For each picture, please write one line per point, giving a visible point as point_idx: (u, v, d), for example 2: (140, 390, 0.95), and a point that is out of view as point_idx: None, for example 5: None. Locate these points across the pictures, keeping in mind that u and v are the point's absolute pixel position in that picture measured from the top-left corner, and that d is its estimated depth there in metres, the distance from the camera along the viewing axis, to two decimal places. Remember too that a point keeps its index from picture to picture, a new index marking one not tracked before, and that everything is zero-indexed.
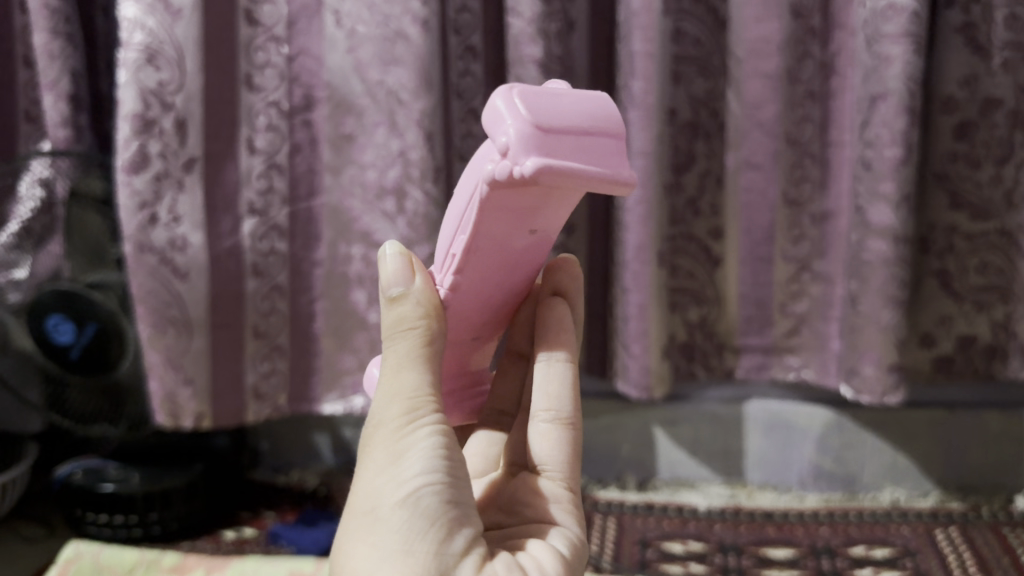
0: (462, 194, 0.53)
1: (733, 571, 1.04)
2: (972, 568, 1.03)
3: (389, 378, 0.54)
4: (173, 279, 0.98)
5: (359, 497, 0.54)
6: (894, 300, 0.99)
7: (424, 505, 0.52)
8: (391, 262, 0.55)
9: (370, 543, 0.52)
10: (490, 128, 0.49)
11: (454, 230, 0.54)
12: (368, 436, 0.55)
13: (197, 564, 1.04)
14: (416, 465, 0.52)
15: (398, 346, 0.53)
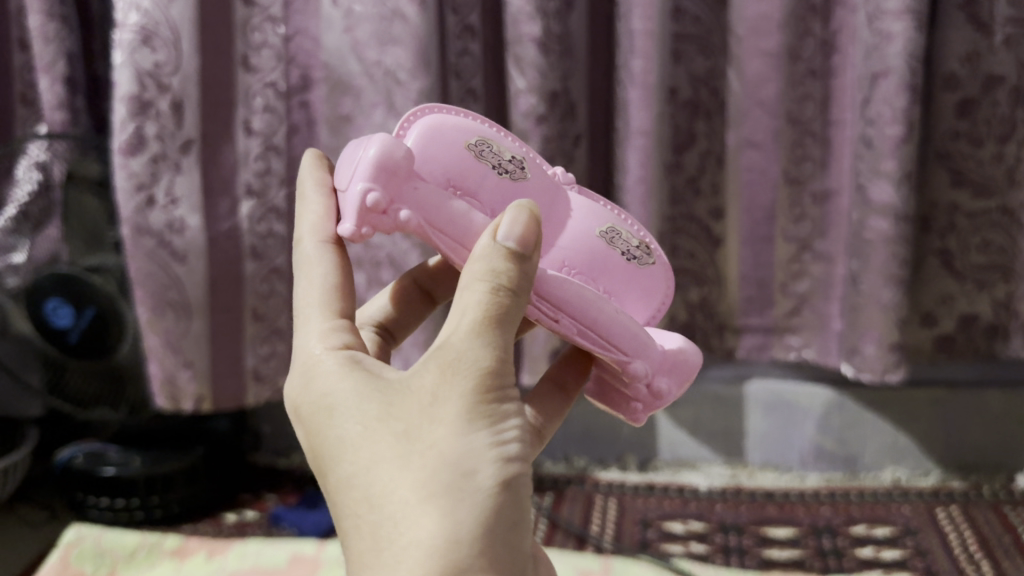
0: (616, 314, 0.56)
1: (733, 552, 1.04)
2: (974, 546, 1.03)
3: (490, 329, 0.47)
4: (171, 261, 0.97)
5: (444, 450, 0.46)
6: (895, 279, 0.99)
7: (515, 485, 0.48)
8: (516, 219, 0.50)
9: (462, 512, 0.46)
10: (665, 360, 0.59)
11: (585, 300, 0.55)
12: (451, 377, 0.47)
13: (198, 548, 1.05)
14: (510, 438, 0.48)
15: (500, 300, 0.48)
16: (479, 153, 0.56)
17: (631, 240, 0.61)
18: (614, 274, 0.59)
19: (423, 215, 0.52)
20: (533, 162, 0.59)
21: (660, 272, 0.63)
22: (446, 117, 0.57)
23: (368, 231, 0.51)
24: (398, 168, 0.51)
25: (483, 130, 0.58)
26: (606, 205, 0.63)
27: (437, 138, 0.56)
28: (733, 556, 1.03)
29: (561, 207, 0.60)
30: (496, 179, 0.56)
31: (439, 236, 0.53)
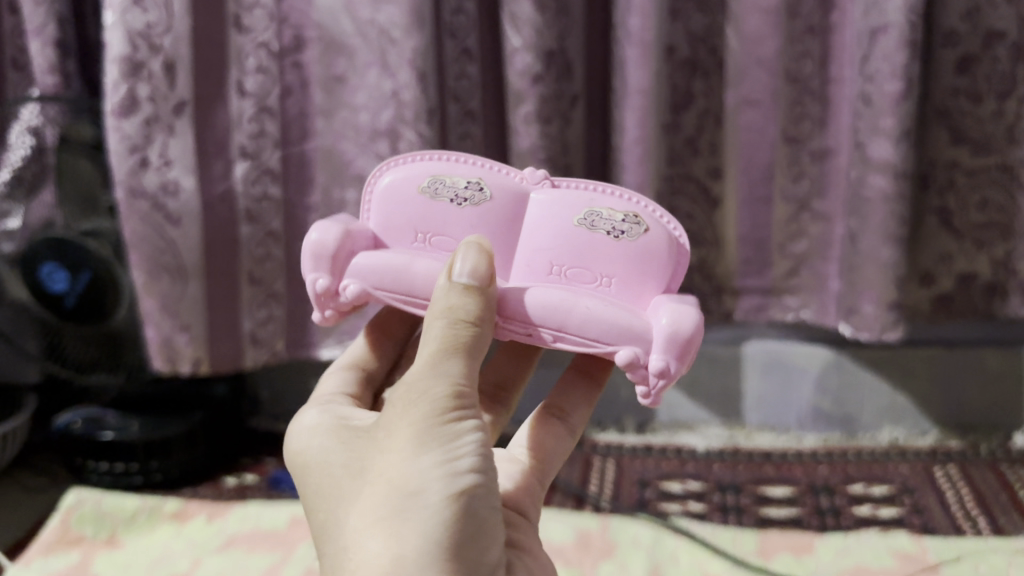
0: (590, 309, 0.59)
1: (731, 511, 1.05)
2: (971, 504, 1.04)
3: (438, 362, 0.54)
4: (166, 225, 0.97)
5: (394, 476, 0.53)
6: (893, 238, 0.98)
7: (466, 504, 0.53)
8: (470, 259, 0.57)
9: (409, 529, 0.52)
10: (655, 338, 0.58)
11: (552, 308, 0.59)
12: (402, 411, 0.54)
13: (199, 511, 1.07)
14: (462, 460, 0.53)
15: (451, 332, 0.54)
16: (433, 195, 0.67)
17: (614, 215, 0.66)
18: (604, 256, 0.65)
19: (367, 281, 0.62)
20: (493, 178, 0.68)
21: (662, 234, 0.66)
22: (400, 175, 0.68)
23: (331, 311, 0.64)
24: (332, 253, 0.63)
25: (437, 171, 0.68)
26: (594, 187, 0.68)
27: (394, 204, 0.68)
28: (732, 515, 1.04)
29: (537, 212, 0.67)
30: (458, 212, 0.67)
31: (388, 293, 0.62)
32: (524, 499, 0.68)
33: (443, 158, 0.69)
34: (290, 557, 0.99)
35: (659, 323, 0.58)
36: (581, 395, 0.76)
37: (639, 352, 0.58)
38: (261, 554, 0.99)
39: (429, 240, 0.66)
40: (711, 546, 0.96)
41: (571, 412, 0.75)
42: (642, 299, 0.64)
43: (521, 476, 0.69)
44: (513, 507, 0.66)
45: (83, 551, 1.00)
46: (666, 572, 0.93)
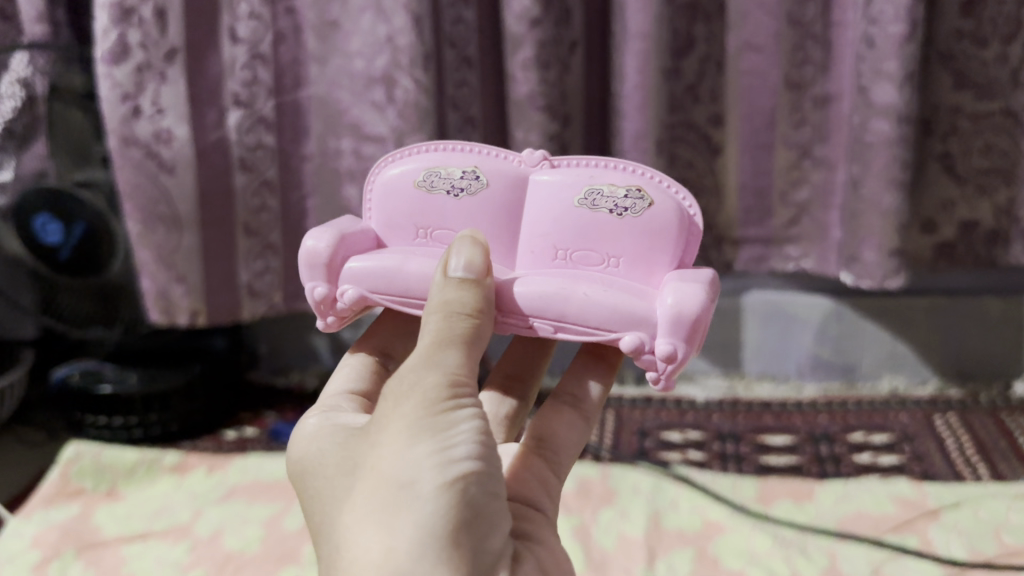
0: (588, 295, 0.56)
1: (731, 459, 1.05)
2: (971, 451, 1.04)
3: (435, 352, 0.52)
4: (159, 173, 0.96)
5: (388, 468, 0.50)
6: (896, 183, 0.97)
7: (464, 496, 0.50)
8: (467, 253, 0.56)
9: (404, 523, 0.49)
10: (659, 319, 0.56)
11: (551, 297, 0.57)
12: (397, 402, 0.51)
13: (199, 463, 1.06)
14: (460, 450, 0.50)
15: (446, 325, 0.53)
16: (429, 190, 0.65)
17: (614, 192, 0.62)
18: (607, 237, 0.62)
19: (362, 285, 0.61)
20: (491, 164, 0.65)
21: (670, 205, 0.61)
22: (395, 171, 0.66)
23: (334, 318, 0.63)
24: (326, 261, 0.61)
25: (431, 164, 0.66)
26: (596, 162, 0.64)
27: (393, 202, 0.66)
28: (731, 463, 1.04)
29: (537, 194, 0.64)
30: (456, 203, 0.65)
31: (385, 295, 0.60)
32: (538, 491, 0.64)
33: (438, 149, 0.67)
34: (291, 506, 0.99)
35: (663, 303, 0.56)
36: (596, 382, 0.71)
37: (645, 337, 0.56)
38: (262, 504, 0.99)
39: (429, 232, 0.65)
40: (711, 493, 0.96)
41: (586, 397, 0.70)
42: (652, 276, 0.61)
43: (533, 467, 0.65)
44: (522, 500, 0.63)
45: (83, 503, 1.00)
46: (667, 518, 0.93)
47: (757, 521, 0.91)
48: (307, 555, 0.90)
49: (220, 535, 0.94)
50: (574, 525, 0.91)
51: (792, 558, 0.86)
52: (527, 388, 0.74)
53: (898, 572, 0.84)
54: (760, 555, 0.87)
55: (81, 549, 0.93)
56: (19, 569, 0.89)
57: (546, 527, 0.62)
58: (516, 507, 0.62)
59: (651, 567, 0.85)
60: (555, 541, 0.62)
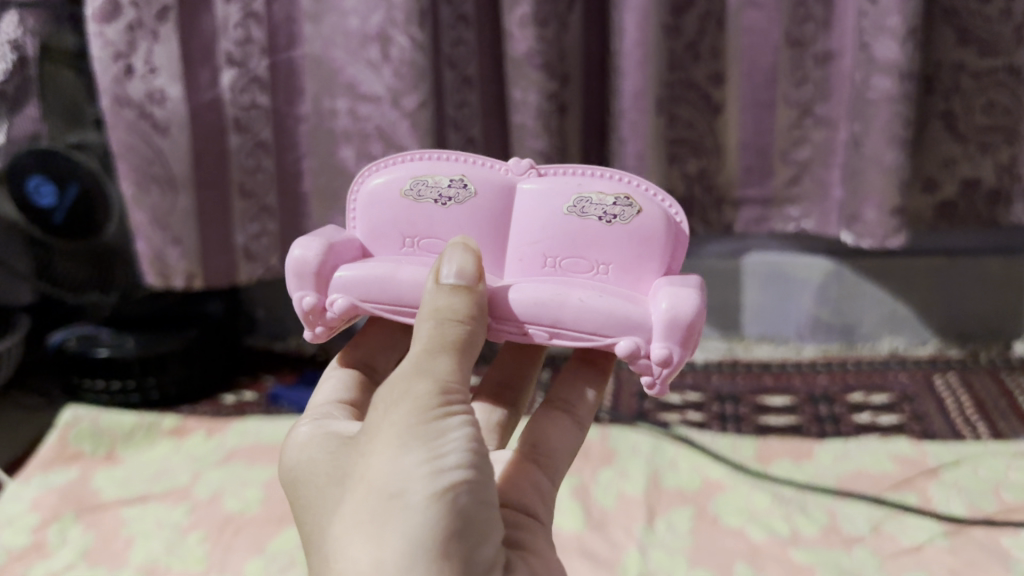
0: (583, 300, 0.54)
1: (730, 420, 1.05)
2: (970, 410, 1.04)
3: (426, 359, 0.49)
4: (153, 134, 0.95)
5: (376, 478, 0.47)
6: (897, 140, 0.96)
7: (456, 506, 0.47)
8: (458, 258, 0.53)
9: (392, 535, 0.46)
10: (654, 323, 0.53)
11: (544, 303, 0.54)
12: (386, 410, 0.49)
13: (197, 427, 1.06)
14: (451, 458, 0.48)
15: (436, 331, 0.50)
16: (417, 197, 0.61)
17: (603, 198, 0.59)
18: (597, 245, 0.59)
19: (353, 293, 0.57)
20: (479, 172, 0.62)
21: (659, 212, 0.59)
22: (380, 179, 0.62)
23: (322, 328, 0.59)
24: (315, 269, 0.57)
25: (418, 172, 0.62)
26: (582, 170, 0.61)
27: (378, 210, 0.62)
28: (731, 423, 1.04)
29: (525, 202, 0.61)
30: (446, 211, 0.61)
31: (377, 304, 0.57)
32: (534, 498, 0.60)
33: (420, 156, 0.63)
34: None
35: (658, 307, 0.53)
36: (591, 387, 0.68)
37: (640, 342, 0.53)
38: (262, 466, 0.99)
39: (419, 241, 0.61)
40: (711, 452, 0.96)
41: (580, 404, 0.67)
42: (643, 285, 0.59)
43: (528, 473, 0.61)
44: (518, 508, 0.58)
45: (82, 467, 1.00)
46: (667, 478, 0.93)
47: (756, 479, 0.91)
48: None
49: (219, 497, 0.94)
50: (574, 485, 0.91)
51: (792, 516, 0.86)
52: (517, 396, 0.72)
53: (897, 529, 0.84)
54: (760, 513, 0.87)
55: (81, 512, 0.93)
56: (19, 531, 0.90)
57: (542, 537, 0.58)
58: (510, 515, 0.58)
59: (651, 526, 0.85)
60: (552, 554, 0.57)
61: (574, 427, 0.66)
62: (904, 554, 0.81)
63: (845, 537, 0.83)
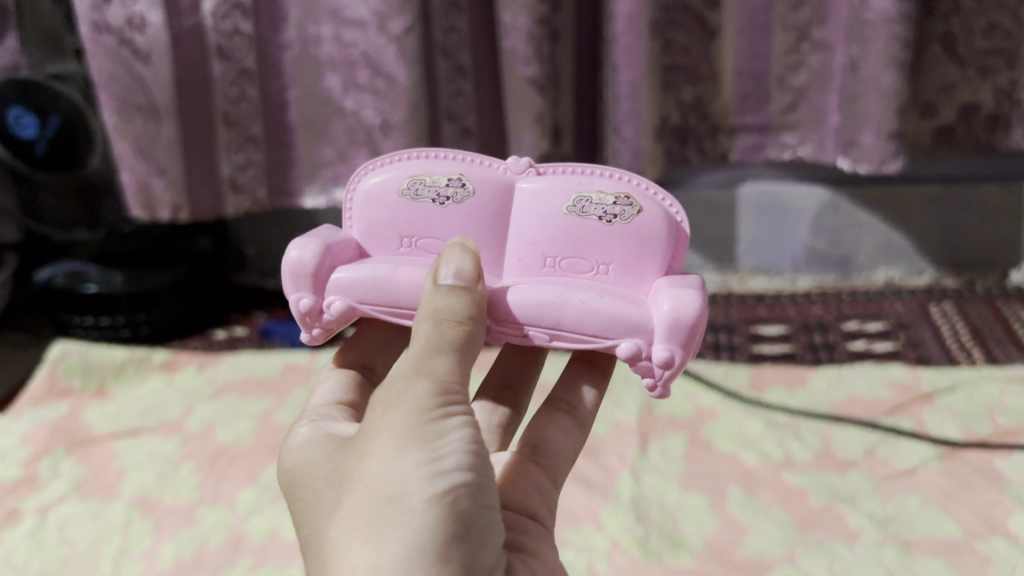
0: (584, 303, 0.50)
1: (724, 349, 1.04)
2: (965, 337, 1.03)
3: (423, 359, 0.46)
4: (134, 61, 0.92)
5: (374, 481, 0.44)
6: (896, 62, 0.94)
7: (457, 508, 0.44)
8: (456, 259, 0.50)
9: (390, 541, 0.43)
10: (656, 324, 0.50)
11: (545, 306, 0.50)
12: (383, 413, 0.45)
13: (189, 361, 1.05)
14: (451, 460, 0.45)
15: (433, 332, 0.47)
16: (415, 197, 0.56)
17: (603, 197, 0.54)
18: (597, 246, 0.54)
19: (351, 295, 0.53)
20: (475, 168, 0.57)
21: (660, 212, 0.54)
22: (377, 175, 0.57)
23: (320, 330, 0.55)
24: (312, 272, 0.53)
25: (415, 167, 0.57)
26: (583, 168, 0.56)
27: (372, 210, 0.57)
28: (724, 353, 1.03)
29: (523, 201, 0.56)
30: (444, 211, 0.56)
31: (374, 307, 0.53)
32: (536, 499, 0.56)
33: (414, 153, 0.58)
34: (284, 401, 0.98)
35: (660, 308, 0.50)
36: (591, 385, 0.62)
37: (642, 344, 0.50)
38: (254, 399, 0.99)
39: (418, 241, 0.56)
40: (705, 380, 0.96)
41: (580, 403, 0.62)
42: (645, 288, 0.54)
43: (528, 475, 0.57)
44: (518, 509, 0.55)
45: (72, 403, 0.99)
46: (660, 407, 0.92)
47: (750, 406, 0.91)
48: None
49: (212, 430, 0.94)
50: None
51: (785, 441, 0.86)
52: (520, 392, 0.67)
53: (891, 453, 0.84)
54: (753, 438, 0.87)
55: (73, 445, 0.92)
56: (10, 465, 0.89)
57: (544, 541, 0.54)
58: (510, 517, 0.54)
59: (644, 453, 0.85)
60: (555, 558, 0.54)
61: (576, 429, 0.61)
62: (899, 477, 0.81)
63: (838, 461, 0.83)
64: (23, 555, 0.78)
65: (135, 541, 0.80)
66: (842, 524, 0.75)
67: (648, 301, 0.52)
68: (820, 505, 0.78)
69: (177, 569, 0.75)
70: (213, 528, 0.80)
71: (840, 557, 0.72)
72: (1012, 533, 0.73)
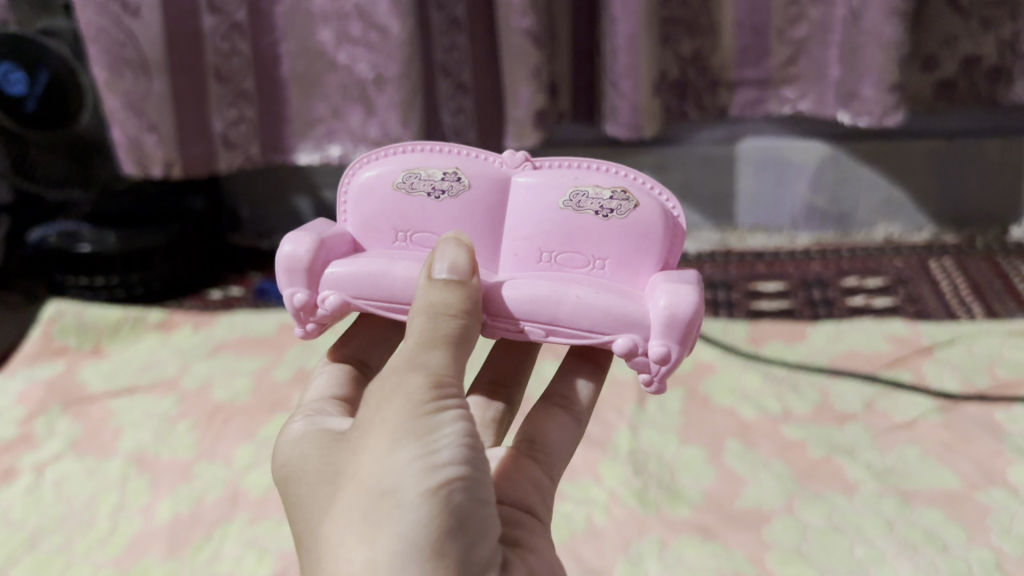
0: (581, 298, 0.49)
1: (722, 306, 1.04)
2: (966, 292, 1.02)
3: (417, 354, 0.45)
4: (123, 15, 0.89)
5: (367, 475, 0.43)
6: (898, 12, 0.92)
7: (452, 503, 0.43)
8: (450, 253, 0.48)
9: (384, 535, 0.42)
10: (650, 320, 0.49)
11: (540, 301, 0.49)
12: (377, 406, 0.44)
13: (184, 321, 1.05)
14: (445, 453, 0.43)
15: (428, 325, 0.45)
16: (410, 191, 0.55)
17: (599, 190, 0.53)
18: (593, 241, 0.53)
19: (345, 290, 0.52)
20: (472, 162, 0.55)
21: (656, 206, 0.53)
22: (372, 168, 0.56)
23: (314, 325, 0.55)
24: (307, 266, 0.52)
25: (411, 160, 0.55)
26: (580, 162, 0.55)
27: (366, 204, 0.56)
28: (722, 309, 1.03)
29: (520, 195, 0.54)
30: (439, 206, 0.55)
31: (369, 302, 0.52)
32: (532, 493, 0.56)
33: (409, 148, 0.56)
34: (280, 359, 0.98)
35: (656, 304, 0.48)
36: (585, 380, 0.62)
37: (638, 339, 0.49)
38: (251, 358, 0.98)
39: (413, 236, 0.55)
40: (703, 336, 0.95)
41: (576, 398, 0.62)
42: (642, 284, 0.53)
43: (524, 470, 0.57)
44: (514, 505, 0.54)
45: (67, 362, 0.98)
46: None
47: (748, 361, 0.91)
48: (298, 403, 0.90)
49: (208, 388, 0.93)
50: None
51: (783, 394, 0.86)
52: (515, 386, 0.66)
53: (891, 406, 0.83)
54: (751, 392, 0.86)
55: (68, 405, 0.92)
56: (5, 424, 0.89)
57: (540, 535, 0.54)
58: (506, 511, 0.54)
59: (642, 408, 0.85)
60: (551, 552, 0.53)
61: (571, 422, 0.61)
62: (898, 429, 0.80)
63: (837, 414, 0.83)
64: (20, 513, 0.78)
65: (132, 497, 0.79)
66: (841, 476, 0.75)
67: (646, 296, 0.50)
68: (819, 457, 0.77)
69: (175, 524, 0.75)
70: (211, 484, 0.80)
71: (839, 509, 0.72)
72: (1011, 484, 0.73)
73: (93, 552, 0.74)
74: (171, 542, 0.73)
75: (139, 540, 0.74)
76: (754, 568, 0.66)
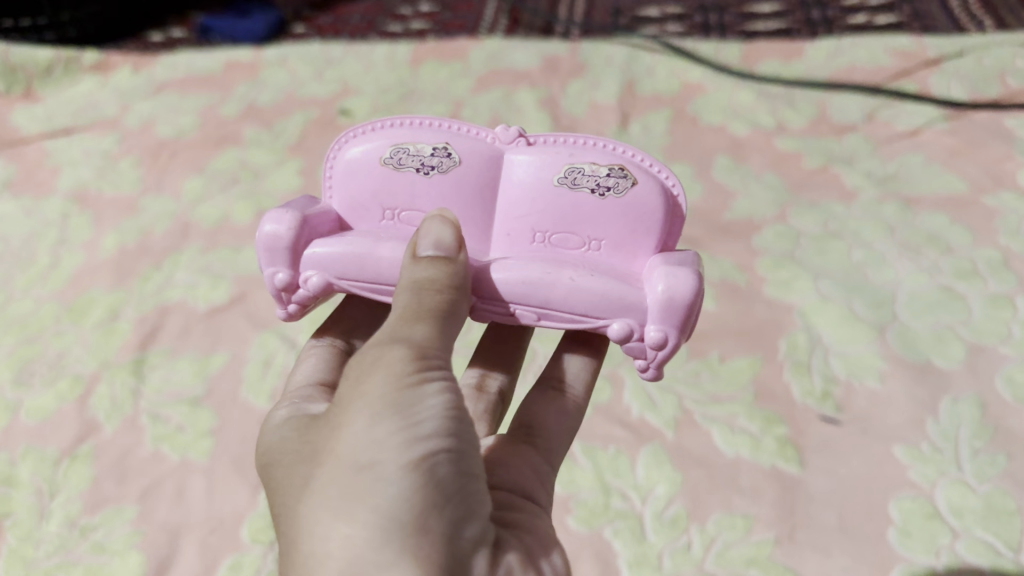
0: (577, 282, 0.36)
1: (714, 29, 0.95)
2: (976, 7, 0.94)
3: (397, 327, 0.34)
4: None
5: (337, 453, 0.32)
6: None
7: (440, 480, 0.32)
8: (432, 229, 0.36)
9: (356, 519, 0.31)
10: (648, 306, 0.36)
11: (527, 284, 0.37)
12: (353, 383, 0.33)
13: (122, 61, 0.94)
14: (431, 425, 0.32)
15: (408, 301, 0.35)
16: (397, 166, 0.40)
17: (598, 165, 0.39)
18: (592, 229, 0.39)
19: (329, 270, 0.38)
20: (462, 129, 0.40)
21: (658, 195, 0.39)
22: (353, 139, 0.41)
23: (297, 311, 0.41)
24: (290, 245, 0.38)
25: (396, 128, 0.41)
26: (575, 140, 0.40)
27: (342, 185, 0.41)
28: (715, 32, 0.94)
29: (512, 173, 0.40)
30: (430, 185, 0.40)
31: (355, 284, 0.38)
32: (531, 482, 0.41)
33: (387, 120, 0.41)
34: (227, 96, 0.88)
35: (654, 287, 0.36)
36: (579, 354, 0.46)
37: (633, 325, 0.37)
38: (196, 95, 0.89)
39: (403, 218, 0.41)
40: (694, 58, 0.84)
41: (565, 377, 0.46)
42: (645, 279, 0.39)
43: (520, 455, 0.42)
44: (510, 489, 0.40)
45: None
46: (643, 84, 0.82)
47: (741, 81, 0.81)
48: (250, 136, 0.81)
49: (151, 126, 0.85)
50: (540, 99, 0.81)
51: (777, 108, 0.79)
52: (512, 355, 0.50)
53: (893, 116, 0.77)
54: (745, 109, 0.79)
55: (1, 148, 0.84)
56: None
57: (546, 525, 0.39)
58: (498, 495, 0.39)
59: (625, 129, 0.77)
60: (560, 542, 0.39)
61: (575, 413, 0.45)
62: (901, 139, 0.74)
63: (835, 126, 0.76)
64: None
65: (74, 232, 0.73)
66: (838, 184, 0.70)
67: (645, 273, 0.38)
68: (816, 167, 0.72)
69: (120, 256, 0.70)
70: (158, 216, 0.73)
71: (835, 216, 0.66)
72: (1020, 187, 0.68)
73: (34, 287, 0.68)
74: (117, 273, 0.68)
75: (83, 273, 0.69)
76: (743, 276, 0.62)
